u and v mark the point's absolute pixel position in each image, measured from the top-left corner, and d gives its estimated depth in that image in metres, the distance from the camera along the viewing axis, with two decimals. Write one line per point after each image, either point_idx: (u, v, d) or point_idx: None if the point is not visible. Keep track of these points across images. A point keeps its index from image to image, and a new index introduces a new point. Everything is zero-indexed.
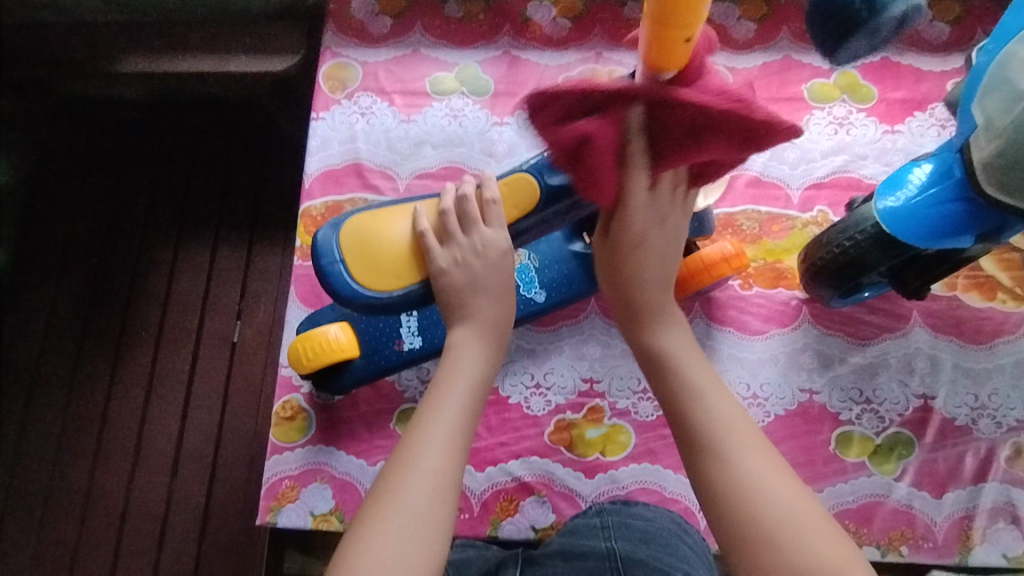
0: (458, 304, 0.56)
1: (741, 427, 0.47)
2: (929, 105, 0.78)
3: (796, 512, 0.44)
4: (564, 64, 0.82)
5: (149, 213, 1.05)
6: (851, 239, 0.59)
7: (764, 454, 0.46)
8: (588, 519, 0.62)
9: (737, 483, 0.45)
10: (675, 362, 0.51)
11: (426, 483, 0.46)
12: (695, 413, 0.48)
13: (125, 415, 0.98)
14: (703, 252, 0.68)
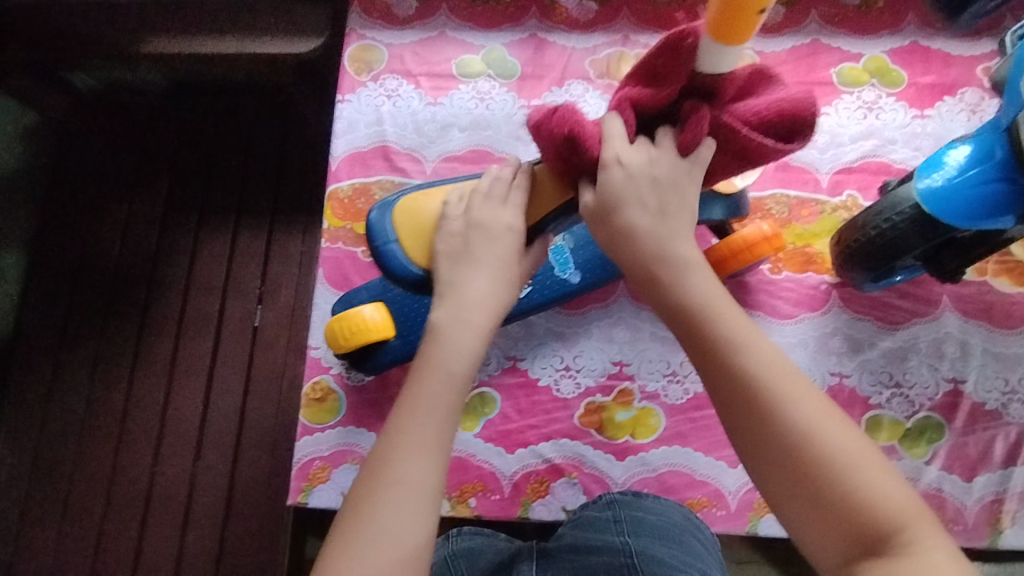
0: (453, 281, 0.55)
1: (783, 372, 0.45)
2: (960, 90, 0.78)
3: (853, 450, 0.43)
4: (592, 46, 0.81)
5: (170, 198, 1.06)
6: (888, 221, 0.58)
7: (810, 398, 0.44)
8: (599, 512, 0.62)
9: (789, 428, 0.43)
10: (705, 309, 0.48)
11: (420, 465, 0.46)
12: (735, 363, 0.45)
13: (149, 397, 0.98)
14: (738, 234, 0.68)
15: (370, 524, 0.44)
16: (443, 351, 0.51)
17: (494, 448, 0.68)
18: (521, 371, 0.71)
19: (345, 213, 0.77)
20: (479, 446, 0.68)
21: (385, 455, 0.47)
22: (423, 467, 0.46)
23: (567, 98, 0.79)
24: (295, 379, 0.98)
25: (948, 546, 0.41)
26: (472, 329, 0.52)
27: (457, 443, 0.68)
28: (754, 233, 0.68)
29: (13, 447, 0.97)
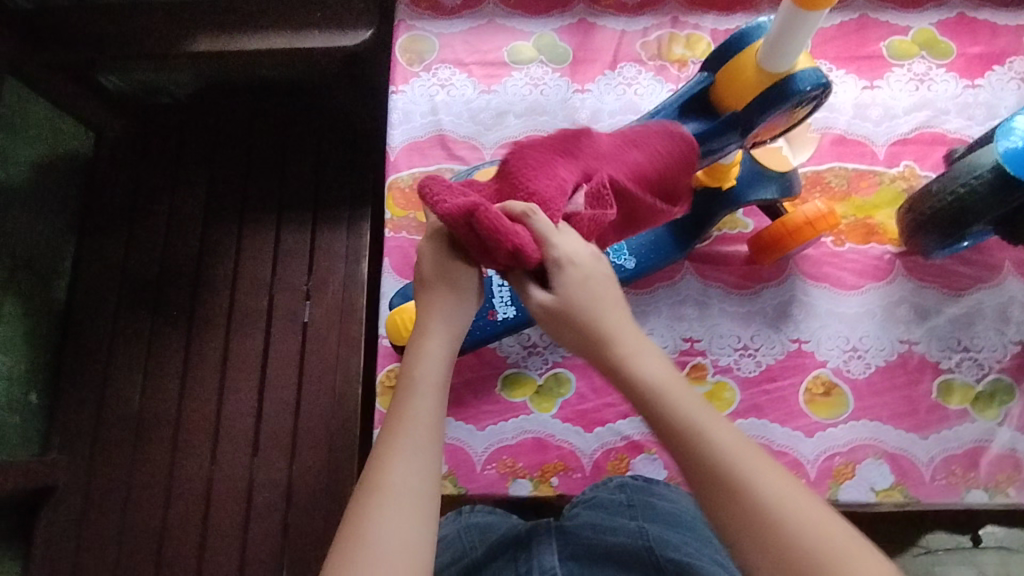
0: (421, 293, 0.50)
1: (751, 459, 0.40)
2: (1008, 59, 0.79)
3: (824, 527, 0.37)
4: (642, 29, 0.82)
5: (210, 197, 1.05)
6: (965, 185, 0.60)
7: (786, 487, 0.39)
8: (613, 496, 0.62)
9: (763, 526, 0.38)
10: (660, 394, 0.43)
11: (410, 470, 0.42)
12: (698, 454, 0.40)
13: (201, 397, 0.98)
14: (795, 212, 0.69)
15: (364, 533, 0.40)
16: (418, 356, 0.47)
17: (572, 428, 0.69)
18: None
19: (407, 203, 0.77)
20: (557, 426, 0.69)
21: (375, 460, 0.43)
22: (410, 474, 0.42)
23: (620, 81, 0.80)
24: (348, 373, 0.97)
25: None
26: (436, 331, 0.48)
27: (535, 424, 0.70)
28: (812, 210, 0.69)
29: (68, 452, 0.97)
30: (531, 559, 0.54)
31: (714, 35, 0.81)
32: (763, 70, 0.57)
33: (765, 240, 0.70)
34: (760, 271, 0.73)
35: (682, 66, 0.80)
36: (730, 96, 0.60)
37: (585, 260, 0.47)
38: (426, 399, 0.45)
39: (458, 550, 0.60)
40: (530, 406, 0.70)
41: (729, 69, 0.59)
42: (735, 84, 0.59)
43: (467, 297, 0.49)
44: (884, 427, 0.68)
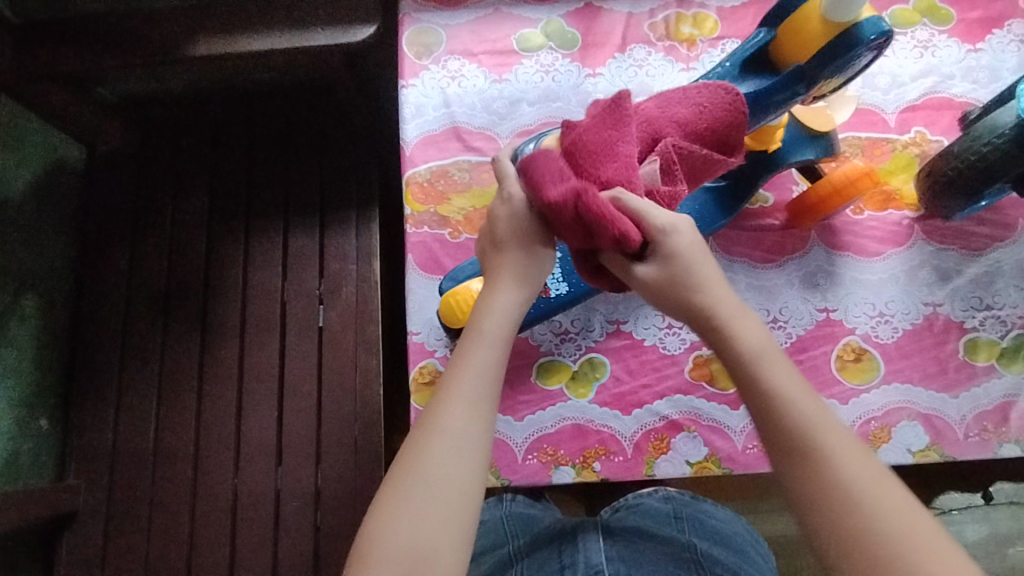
0: (495, 256, 0.54)
1: (830, 437, 0.43)
2: (1007, 21, 0.80)
3: (898, 519, 0.40)
4: (648, 10, 0.82)
5: (214, 205, 1.03)
6: (988, 144, 0.61)
7: (863, 466, 0.42)
8: (661, 504, 0.69)
9: (838, 499, 0.41)
10: (756, 363, 0.47)
11: (468, 417, 0.46)
12: (785, 427, 0.44)
13: (219, 409, 0.96)
14: (835, 172, 0.71)
15: (418, 472, 0.45)
16: (486, 310, 0.51)
17: (611, 411, 0.69)
18: (626, 334, 0.72)
19: (426, 198, 0.76)
20: (595, 411, 0.69)
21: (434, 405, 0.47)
22: (467, 415, 0.46)
23: (631, 64, 0.80)
24: (369, 374, 0.95)
25: None
26: (506, 288, 0.52)
27: (574, 410, 0.69)
28: (854, 168, 0.70)
29: (86, 475, 0.94)
30: (577, 553, 0.60)
31: (720, 13, 0.81)
32: (827, 22, 0.59)
33: (805, 204, 0.72)
34: (784, 244, 0.74)
35: (692, 45, 0.80)
36: (794, 47, 0.62)
37: (686, 233, 0.50)
38: (490, 347, 0.49)
39: (503, 538, 0.66)
40: (567, 393, 0.70)
41: (791, 23, 0.62)
42: (796, 40, 0.61)
43: (539, 258, 0.54)
44: (916, 389, 0.69)
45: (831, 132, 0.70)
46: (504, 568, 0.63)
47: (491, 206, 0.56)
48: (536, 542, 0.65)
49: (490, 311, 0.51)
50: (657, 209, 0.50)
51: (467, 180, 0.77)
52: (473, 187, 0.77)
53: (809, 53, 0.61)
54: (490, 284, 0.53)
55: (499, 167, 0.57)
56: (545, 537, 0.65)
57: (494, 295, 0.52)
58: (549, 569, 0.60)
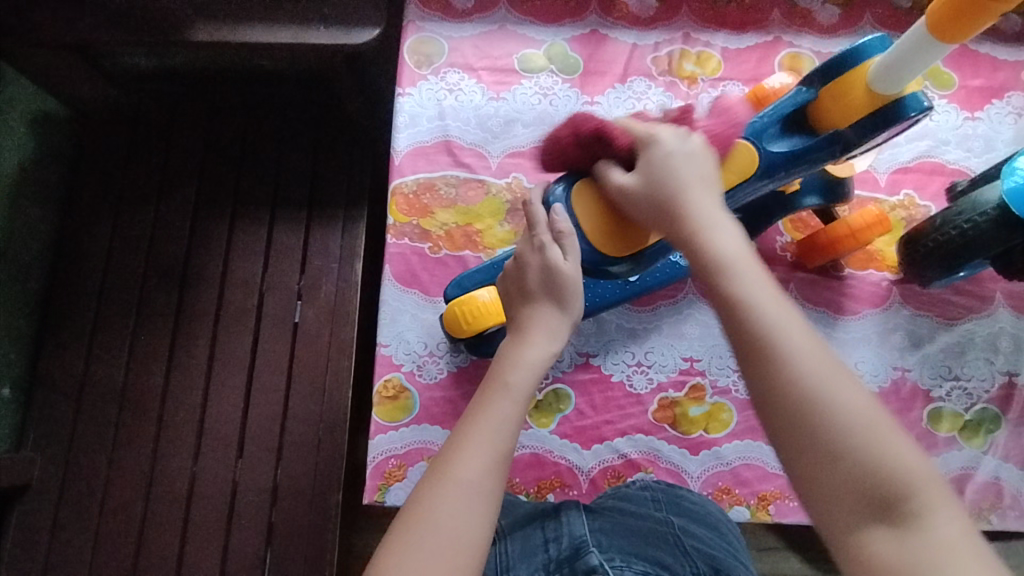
0: (522, 303, 0.55)
1: (795, 330, 0.41)
2: (1006, 94, 0.80)
3: (855, 408, 0.38)
4: (652, 43, 0.82)
5: (201, 189, 1.02)
6: (970, 221, 0.61)
7: (821, 357, 0.40)
8: (639, 491, 0.63)
9: (804, 395, 0.39)
10: (726, 261, 0.44)
11: (486, 472, 0.44)
12: (749, 326, 0.41)
13: (184, 394, 0.95)
14: (849, 217, 0.71)
15: (429, 522, 0.42)
16: (515, 359, 0.50)
17: (571, 444, 0.69)
18: (594, 367, 0.72)
19: (410, 209, 0.76)
20: (555, 442, 0.69)
21: (447, 451, 0.46)
22: (485, 470, 0.44)
23: (630, 95, 0.80)
24: (339, 375, 0.95)
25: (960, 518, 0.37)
26: (537, 341, 0.52)
27: (534, 439, 0.69)
28: (856, 220, 0.70)
29: (43, 449, 0.93)
30: (561, 527, 0.55)
31: (724, 54, 0.81)
32: (872, 91, 0.58)
33: (815, 244, 0.72)
34: None
35: (692, 83, 0.80)
36: (838, 109, 0.60)
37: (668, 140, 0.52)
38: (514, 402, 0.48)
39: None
40: (529, 422, 0.70)
41: (835, 84, 0.60)
42: (840, 103, 0.60)
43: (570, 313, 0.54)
44: None
45: (847, 179, 0.70)
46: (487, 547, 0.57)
47: (522, 251, 0.57)
48: (518, 521, 0.59)
49: (517, 361, 0.50)
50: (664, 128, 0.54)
51: (453, 195, 0.77)
52: (458, 203, 0.76)
53: (849, 120, 0.60)
54: (520, 333, 0.53)
55: (529, 211, 0.58)
56: (527, 518, 0.59)
57: (526, 345, 0.52)
58: (531, 545, 0.55)
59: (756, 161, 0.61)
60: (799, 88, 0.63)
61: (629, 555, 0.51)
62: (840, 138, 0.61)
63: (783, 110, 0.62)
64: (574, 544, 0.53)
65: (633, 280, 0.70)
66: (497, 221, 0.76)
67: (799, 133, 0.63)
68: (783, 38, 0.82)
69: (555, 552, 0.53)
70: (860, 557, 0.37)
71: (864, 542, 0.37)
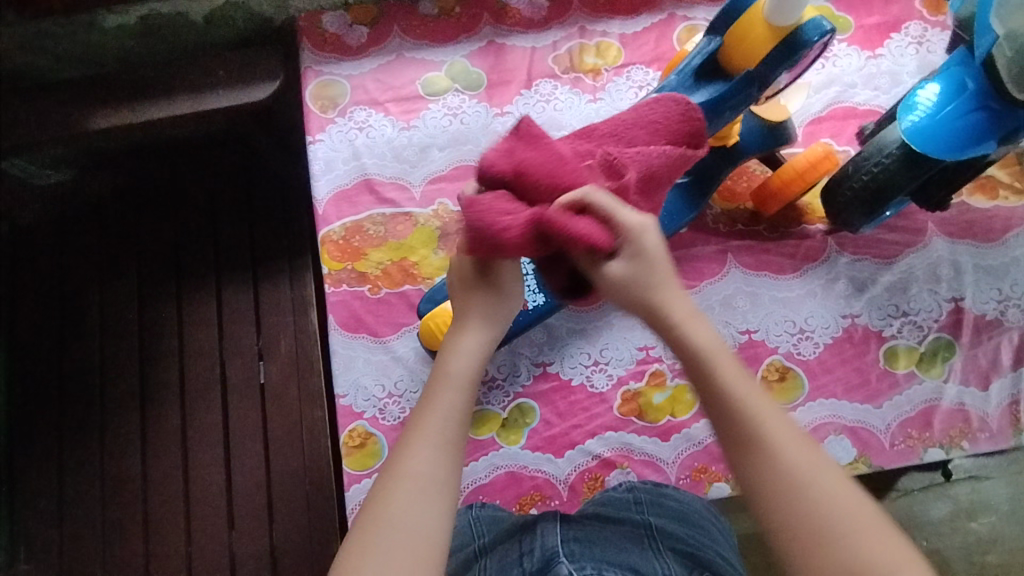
0: (460, 285, 0.51)
1: (801, 449, 0.40)
2: (903, 26, 0.81)
3: (783, 427, 0.41)
4: (550, 43, 0.82)
5: (142, 268, 1.01)
6: (878, 164, 0.61)
7: (829, 471, 0.40)
8: (623, 493, 0.63)
9: (820, 523, 0.38)
10: (733, 395, 0.42)
11: (434, 461, 0.44)
12: (768, 469, 0.40)
13: (164, 477, 0.94)
14: (794, 160, 0.71)
15: (386, 519, 0.42)
16: (453, 346, 0.49)
17: (544, 455, 0.69)
18: (552, 374, 0.72)
19: (343, 255, 0.75)
20: (529, 457, 0.69)
21: (402, 448, 0.45)
22: (433, 460, 0.44)
23: (538, 99, 0.80)
24: (314, 427, 0.94)
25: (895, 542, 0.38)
26: (474, 326, 0.49)
27: (506, 458, 0.69)
28: (807, 156, 0.71)
29: (35, 561, 0.92)
30: (535, 540, 0.54)
31: (622, 40, 0.81)
32: (772, 27, 0.60)
33: (765, 192, 0.73)
34: (703, 268, 0.74)
35: (596, 75, 0.80)
36: (743, 50, 0.61)
37: (653, 232, 0.46)
38: (459, 392, 0.46)
39: (468, 537, 0.60)
40: (499, 442, 0.70)
41: (735, 31, 0.61)
42: (741, 46, 0.61)
43: (509, 300, 0.51)
44: (841, 402, 0.70)
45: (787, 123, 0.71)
46: (469, 566, 0.56)
47: (458, 227, 0.52)
48: (499, 538, 0.59)
49: (456, 348, 0.48)
50: (631, 210, 0.46)
51: (383, 233, 0.76)
52: (389, 240, 0.76)
53: (757, 56, 0.61)
54: (456, 320, 0.50)
55: None
56: (507, 534, 0.58)
57: (463, 332, 0.49)
58: (507, 560, 0.53)
59: None
60: (706, 41, 0.64)
61: (600, 562, 0.50)
62: (755, 78, 0.62)
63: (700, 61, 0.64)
64: (545, 556, 0.51)
65: None
66: (430, 249, 0.76)
67: (719, 79, 0.64)
68: (677, 13, 0.82)
69: (528, 565, 0.51)
70: None
71: None
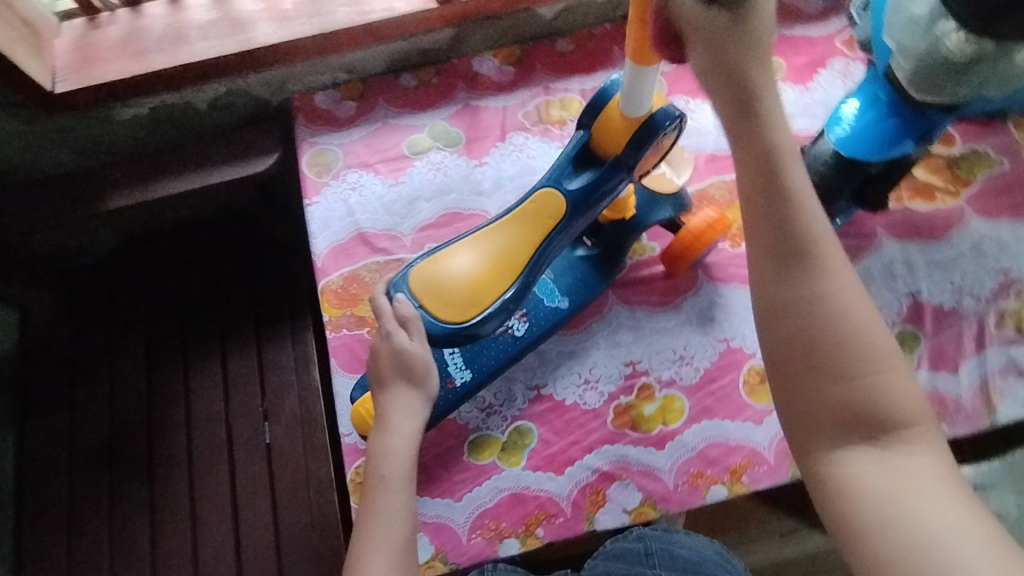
0: (381, 391, 0.68)
1: (839, 280, 0.49)
2: (828, 62, 0.92)
3: (834, 272, 0.49)
4: (519, 102, 0.92)
5: (148, 338, 1.03)
6: (817, 172, 0.69)
7: (860, 318, 0.48)
8: (635, 543, 0.72)
9: (837, 349, 0.48)
10: (816, 263, 0.48)
11: (386, 560, 0.59)
12: (828, 338, 0.48)
13: (176, 543, 0.94)
14: (694, 221, 0.77)
15: None
16: (384, 453, 0.64)
17: (545, 474, 0.71)
18: (546, 396, 0.75)
19: (342, 302, 0.81)
20: (530, 477, 0.71)
21: (360, 554, 0.60)
22: (387, 560, 0.59)
23: (512, 149, 0.89)
24: (322, 481, 0.95)
25: (892, 389, 0.48)
26: (399, 426, 0.65)
27: (509, 480, 0.71)
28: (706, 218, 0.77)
29: None
30: None
31: (582, 94, 0.91)
32: (627, 118, 0.62)
33: (670, 255, 0.78)
34: (676, 286, 0.80)
35: (563, 125, 0.90)
36: (606, 139, 0.65)
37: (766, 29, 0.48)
38: (395, 494, 0.62)
39: None
40: (500, 465, 0.72)
41: (601, 119, 0.65)
42: (609, 131, 0.64)
43: (423, 389, 0.67)
44: None
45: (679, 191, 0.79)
46: None
47: (375, 342, 0.68)
48: None
49: (386, 455, 0.64)
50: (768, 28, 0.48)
51: (378, 280, 0.82)
52: None
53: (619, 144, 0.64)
54: (384, 421, 0.66)
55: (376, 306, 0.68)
56: None
57: (390, 435, 0.65)
58: None
59: (561, 203, 0.67)
60: (578, 133, 0.68)
61: None
62: (622, 163, 0.65)
63: (571, 152, 0.67)
64: None
65: (521, 334, 0.74)
66: None
67: (593, 166, 0.67)
68: None
69: None
70: (835, 453, 0.48)
71: (847, 448, 0.48)
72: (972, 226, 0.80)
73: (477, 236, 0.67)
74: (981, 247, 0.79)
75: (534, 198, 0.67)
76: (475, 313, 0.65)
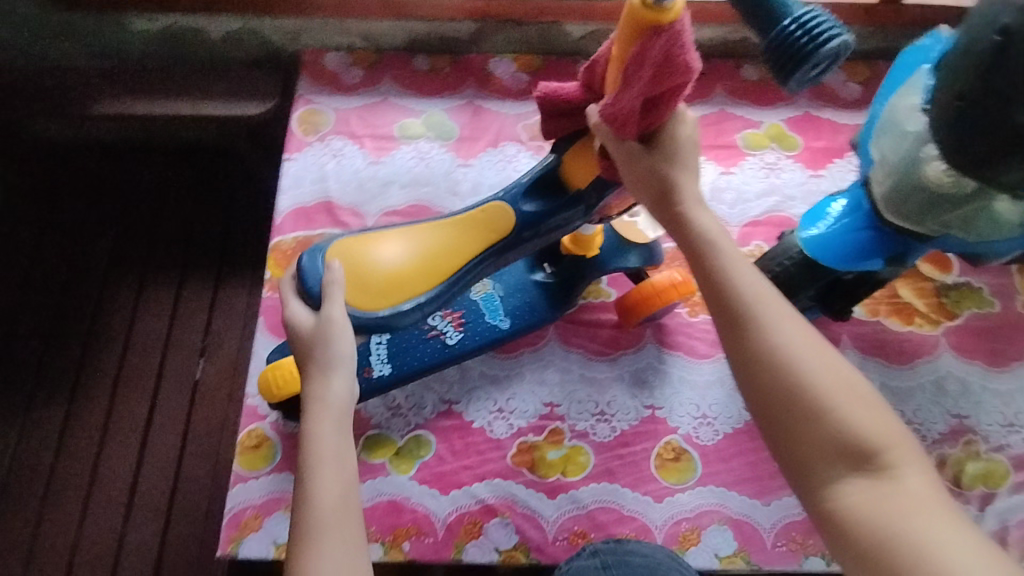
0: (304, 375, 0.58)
1: (787, 320, 0.46)
2: (847, 154, 0.88)
3: (777, 312, 0.46)
4: (523, 113, 0.89)
5: (114, 246, 1.02)
6: (781, 264, 0.63)
7: (818, 351, 0.45)
8: (587, 560, 0.61)
9: (800, 389, 0.44)
10: (753, 314, 0.46)
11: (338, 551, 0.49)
12: (786, 380, 0.44)
13: (77, 452, 0.93)
14: (654, 278, 0.74)
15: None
16: (314, 437, 0.54)
17: (429, 490, 0.70)
18: (456, 413, 0.73)
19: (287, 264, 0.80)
20: (413, 488, 0.70)
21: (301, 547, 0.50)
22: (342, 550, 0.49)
23: (501, 158, 0.86)
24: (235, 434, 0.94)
25: (870, 417, 0.44)
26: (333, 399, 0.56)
27: (392, 486, 0.70)
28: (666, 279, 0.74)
29: None
30: None
31: None
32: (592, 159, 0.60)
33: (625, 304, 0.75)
34: (619, 339, 0.77)
35: None
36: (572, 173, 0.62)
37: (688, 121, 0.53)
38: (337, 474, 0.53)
39: None
40: (388, 468, 0.70)
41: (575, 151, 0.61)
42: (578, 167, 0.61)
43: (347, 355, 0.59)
44: (729, 493, 0.70)
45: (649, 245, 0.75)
46: None
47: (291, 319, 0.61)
48: None
49: (315, 440, 0.54)
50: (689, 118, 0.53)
51: None
52: None
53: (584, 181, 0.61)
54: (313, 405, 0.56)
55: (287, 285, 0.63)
56: None
57: (318, 417, 0.55)
58: None
59: (509, 220, 0.64)
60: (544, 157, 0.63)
61: None
62: (581, 199, 0.62)
63: (534, 173, 0.63)
64: None
65: (452, 343, 0.73)
66: None
67: (550, 194, 0.63)
68: None
69: None
70: (831, 504, 0.43)
71: (844, 491, 0.43)
72: (940, 360, 0.76)
73: (410, 232, 0.65)
74: (943, 384, 0.75)
75: (482, 209, 0.64)
76: (387, 304, 0.63)
